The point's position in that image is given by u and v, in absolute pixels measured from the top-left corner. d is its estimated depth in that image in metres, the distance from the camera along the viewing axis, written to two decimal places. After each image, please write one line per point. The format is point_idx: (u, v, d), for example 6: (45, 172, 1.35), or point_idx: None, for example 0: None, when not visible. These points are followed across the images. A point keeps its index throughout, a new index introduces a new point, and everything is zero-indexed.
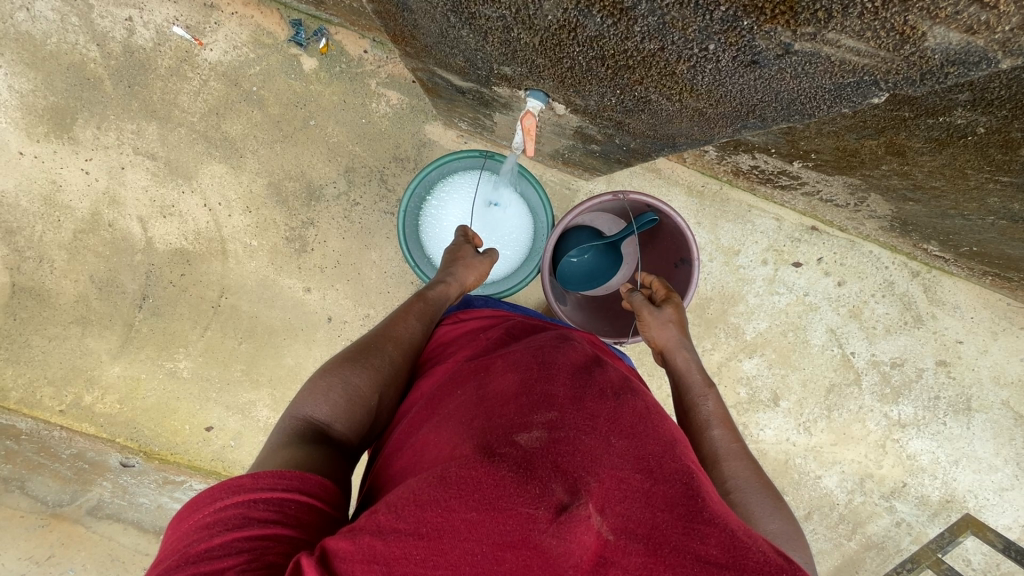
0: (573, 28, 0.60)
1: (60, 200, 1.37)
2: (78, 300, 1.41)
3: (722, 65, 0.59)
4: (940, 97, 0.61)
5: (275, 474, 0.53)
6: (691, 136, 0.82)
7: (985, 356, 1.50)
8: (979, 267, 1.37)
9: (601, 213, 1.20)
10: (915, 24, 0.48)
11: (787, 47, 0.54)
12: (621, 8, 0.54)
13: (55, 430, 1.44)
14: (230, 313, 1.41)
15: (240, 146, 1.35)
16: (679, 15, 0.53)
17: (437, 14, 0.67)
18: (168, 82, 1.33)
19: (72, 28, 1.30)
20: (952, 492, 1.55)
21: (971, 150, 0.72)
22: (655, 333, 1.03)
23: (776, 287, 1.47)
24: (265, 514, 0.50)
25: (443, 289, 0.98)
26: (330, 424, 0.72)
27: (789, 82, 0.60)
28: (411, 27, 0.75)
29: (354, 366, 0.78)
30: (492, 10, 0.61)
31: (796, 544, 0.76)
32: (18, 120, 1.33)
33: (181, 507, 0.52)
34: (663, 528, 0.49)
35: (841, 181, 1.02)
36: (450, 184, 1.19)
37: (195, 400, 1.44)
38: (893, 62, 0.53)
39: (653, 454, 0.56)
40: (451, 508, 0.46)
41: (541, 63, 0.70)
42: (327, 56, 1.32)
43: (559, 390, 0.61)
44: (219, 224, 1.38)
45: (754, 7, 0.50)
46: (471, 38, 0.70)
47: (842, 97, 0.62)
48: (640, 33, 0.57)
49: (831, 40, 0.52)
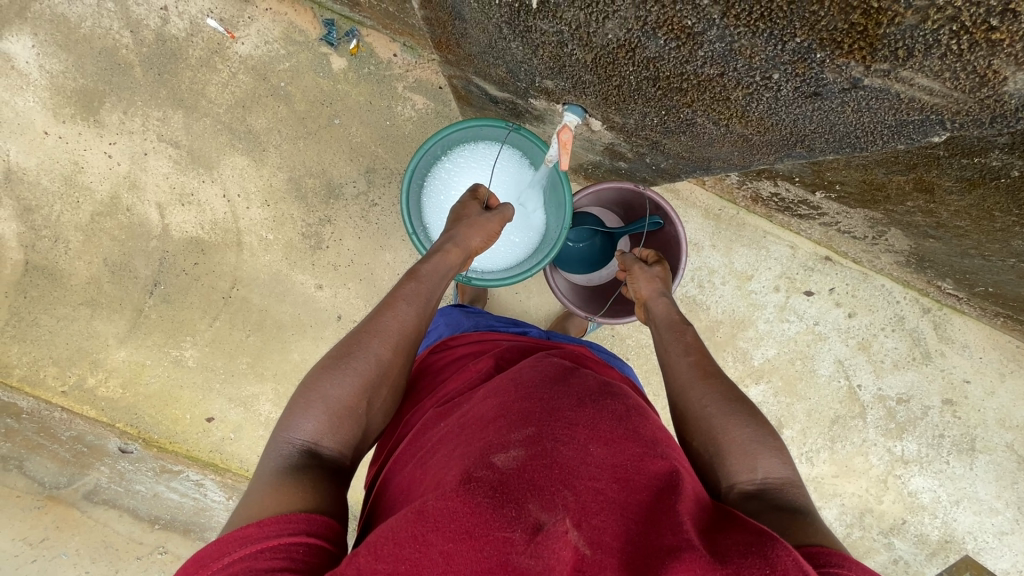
0: (632, 48, 0.61)
1: (81, 182, 1.37)
2: (90, 282, 1.40)
3: (782, 94, 0.60)
4: (978, 140, 0.60)
5: (281, 521, 0.54)
6: (728, 160, 0.83)
7: (992, 398, 1.49)
8: (991, 308, 1.37)
9: (612, 207, 1.24)
10: (998, 68, 0.49)
11: (855, 82, 0.55)
12: (689, 33, 0.55)
13: (55, 411, 1.43)
14: (240, 305, 1.41)
15: (264, 140, 1.36)
16: (749, 43, 0.54)
17: (490, 24, 0.68)
18: (198, 71, 1.34)
19: (108, 13, 1.31)
20: (950, 533, 1.53)
21: (1001, 193, 0.72)
22: (642, 284, 1.04)
23: (786, 315, 1.48)
24: (273, 561, 0.50)
25: (440, 259, 0.93)
26: (318, 442, 0.69)
27: (848, 115, 0.61)
28: (458, 35, 0.76)
29: (334, 375, 0.73)
30: (550, 24, 0.62)
31: (774, 445, 0.71)
32: (46, 100, 1.34)
33: (187, 563, 0.51)
34: (639, 536, 0.48)
35: (861, 214, 1.02)
36: (472, 153, 1.15)
37: (198, 389, 1.43)
38: (965, 104, 0.54)
39: (631, 459, 0.55)
40: (428, 542, 0.46)
41: (588, 80, 0.71)
42: (357, 57, 1.33)
43: (536, 404, 0.60)
44: (237, 216, 1.39)
45: (831, 42, 0.51)
46: (519, 51, 0.71)
47: (902, 134, 0.62)
48: (702, 57, 0.58)
49: (904, 78, 0.53)
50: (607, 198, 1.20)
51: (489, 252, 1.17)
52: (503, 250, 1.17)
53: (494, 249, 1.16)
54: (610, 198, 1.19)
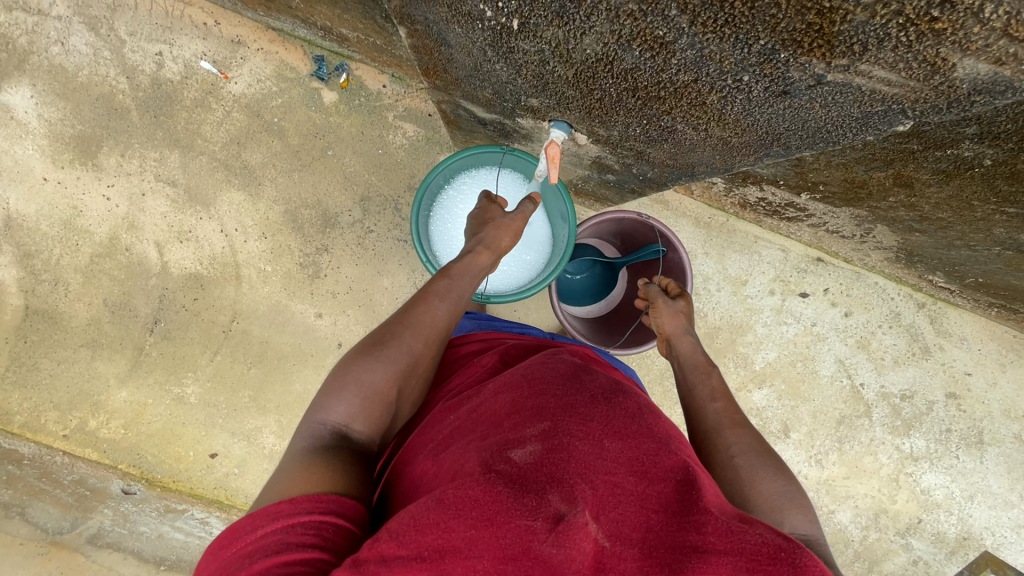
0: (610, 61, 0.64)
1: (80, 225, 1.39)
2: (90, 324, 1.41)
3: (754, 95, 0.63)
4: (948, 131, 0.63)
5: (311, 499, 0.55)
6: (712, 164, 0.85)
7: (995, 389, 1.50)
8: (984, 299, 1.39)
9: (608, 240, 1.27)
10: (946, 56, 0.50)
11: (819, 78, 0.57)
12: (662, 42, 0.58)
13: (57, 455, 1.42)
14: (241, 338, 1.42)
15: (260, 174, 1.39)
16: (718, 48, 0.56)
17: (475, 48, 0.71)
18: (193, 112, 1.37)
19: (104, 62, 1.35)
20: (968, 530, 1.52)
21: (977, 182, 0.74)
22: (665, 320, 1.04)
23: (784, 317, 1.49)
24: (304, 538, 0.51)
25: (472, 258, 0.94)
26: (349, 425, 0.70)
27: (817, 111, 0.63)
28: (445, 60, 0.79)
29: (366, 361, 0.75)
30: (531, 44, 0.65)
31: (800, 504, 0.73)
32: (45, 147, 1.37)
33: (222, 534, 0.53)
34: (658, 529, 0.49)
35: (847, 213, 1.05)
36: (477, 175, 1.17)
37: (201, 425, 1.43)
38: (921, 91, 0.56)
39: (647, 453, 0.56)
40: (450, 527, 0.47)
41: (571, 95, 0.74)
42: (347, 90, 1.37)
43: (550, 401, 0.61)
44: (235, 250, 1.40)
45: (791, 42, 0.53)
46: (504, 72, 0.74)
47: (869, 125, 0.64)
48: (675, 65, 0.61)
49: (863, 72, 0.55)
50: (603, 230, 1.23)
51: (501, 273, 1.17)
52: (514, 268, 1.18)
53: (507, 269, 1.17)
54: (610, 229, 1.22)
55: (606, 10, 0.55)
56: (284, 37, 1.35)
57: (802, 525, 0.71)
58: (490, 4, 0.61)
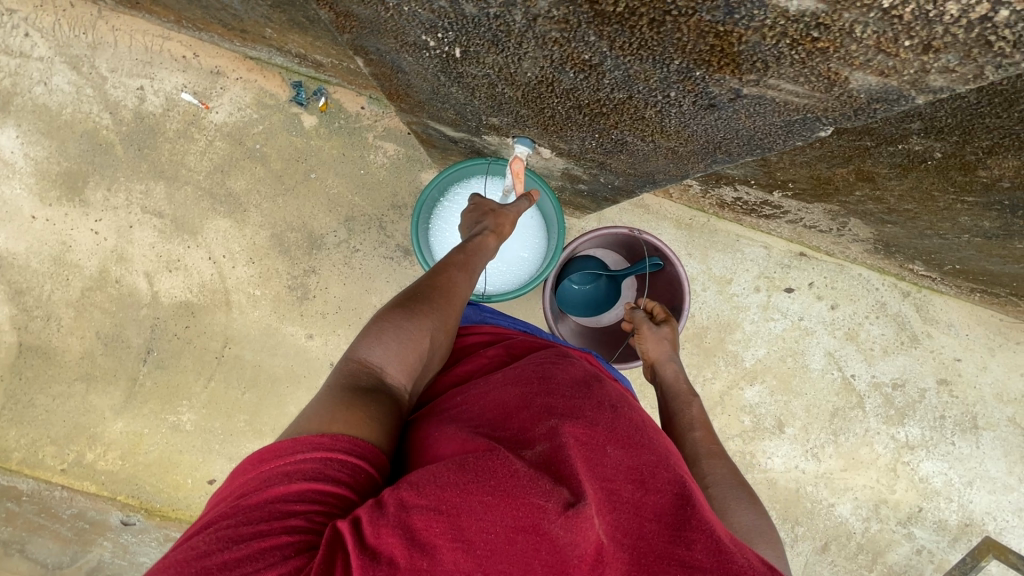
0: (550, 82, 0.67)
1: (70, 260, 1.41)
2: (83, 357, 1.42)
3: (685, 109, 0.65)
4: (896, 126, 0.67)
5: (352, 440, 0.54)
6: (669, 173, 0.87)
7: (985, 373, 1.51)
8: (967, 285, 1.40)
9: (612, 250, 1.27)
10: (838, 70, 0.52)
11: (737, 92, 0.59)
12: (590, 65, 0.61)
13: (56, 490, 1.43)
14: (233, 363, 1.43)
15: (244, 201, 1.41)
16: (641, 68, 0.59)
17: (429, 74, 0.74)
18: (176, 143, 1.40)
19: (87, 99, 1.38)
20: (969, 516, 1.52)
21: (933, 174, 0.77)
22: (650, 346, 1.07)
23: (771, 313, 1.50)
24: (338, 474, 0.50)
25: (483, 240, 0.93)
26: (386, 366, 0.70)
27: (744, 121, 0.65)
28: (404, 86, 0.81)
29: (403, 313, 0.75)
30: (477, 69, 0.68)
31: (770, 538, 0.76)
32: (32, 186, 1.39)
33: (261, 448, 0.51)
34: (650, 538, 0.50)
35: (820, 208, 1.07)
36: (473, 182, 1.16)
37: (197, 452, 1.43)
38: (828, 102, 0.57)
39: (647, 464, 0.56)
40: (468, 490, 0.46)
41: (525, 113, 0.77)
42: (326, 113, 1.40)
43: (559, 400, 0.60)
44: (224, 276, 1.42)
45: (702, 62, 0.55)
46: (460, 94, 0.77)
47: (793, 132, 0.65)
48: (608, 84, 0.64)
49: (773, 85, 0.57)
50: (608, 241, 1.23)
51: (494, 274, 1.17)
52: (513, 267, 1.18)
53: (505, 271, 1.17)
54: (612, 239, 1.22)
55: (533, 37, 0.58)
56: (262, 65, 1.38)
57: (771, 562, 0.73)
58: (432, 35, 0.64)
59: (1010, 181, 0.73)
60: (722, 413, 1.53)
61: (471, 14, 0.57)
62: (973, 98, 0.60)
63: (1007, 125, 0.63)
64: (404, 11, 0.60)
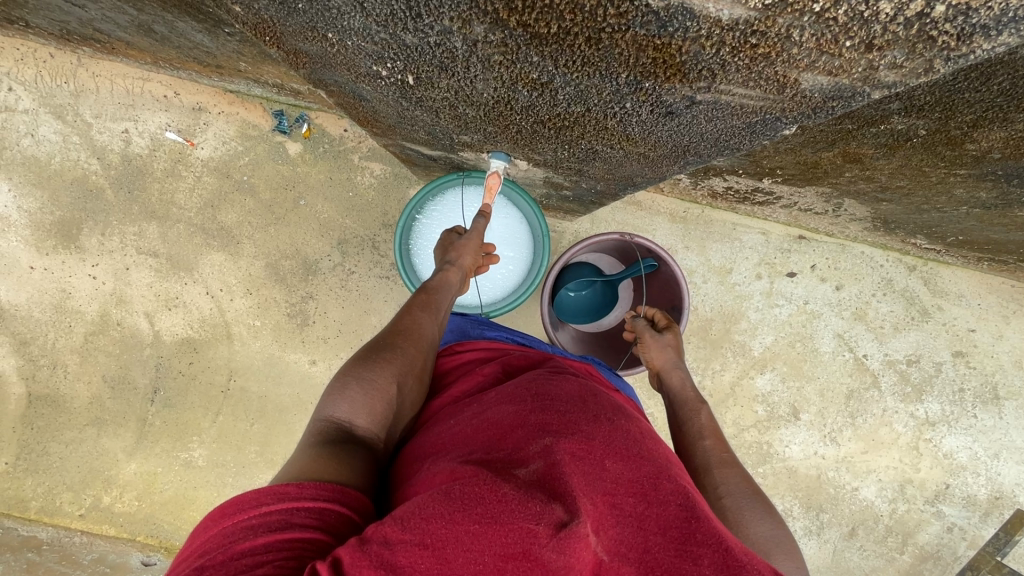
0: (508, 101, 0.66)
1: (71, 306, 1.42)
2: (92, 402, 1.43)
3: (644, 118, 0.64)
4: (875, 109, 0.67)
5: (318, 486, 0.52)
6: (647, 175, 0.85)
7: (1002, 341, 1.47)
8: (973, 254, 1.37)
9: (606, 254, 1.25)
10: (785, 73, 0.51)
11: (691, 99, 0.58)
12: (541, 83, 0.60)
13: (76, 535, 1.44)
14: (239, 396, 1.43)
15: (237, 233, 1.41)
16: (592, 83, 0.58)
17: (391, 101, 0.73)
18: (165, 182, 1.40)
19: (74, 146, 1.39)
20: (999, 489, 1.48)
21: (920, 150, 0.76)
22: (654, 355, 1.06)
23: (775, 300, 1.47)
24: (307, 521, 0.48)
25: (443, 275, 0.94)
26: (353, 420, 0.68)
27: (705, 125, 0.63)
28: (371, 113, 0.81)
29: (367, 364, 0.75)
30: (435, 93, 0.68)
31: (788, 550, 0.74)
32: (28, 237, 1.41)
33: (222, 503, 0.48)
34: (655, 553, 0.48)
35: (812, 191, 1.04)
36: (436, 201, 1.12)
37: (212, 487, 1.44)
38: (783, 103, 0.56)
39: (647, 476, 0.54)
40: (456, 519, 0.44)
41: (493, 130, 0.77)
42: (310, 139, 1.40)
43: (554, 416, 0.58)
44: (223, 310, 1.42)
45: (648, 73, 0.54)
46: (426, 116, 0.76)
47: (756, 133, 0.64)
48: (564, 99, 0.63)
49: (724, 91, 0.56)
50: (602, 247, 1.21)
51: (492, 287, 1.16)
52: (503, 277, 1.16)
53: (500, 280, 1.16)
54: (604, 244, 1.20)
55: (478, 61, 0.58)
56: (242, 97, 1.39)
57: (790, 574, 0.71)
58: (381, 65, 0.63)
59: (1001, 153, 0.73)
60: (734, 405, 1.51)
61: (413, 44, 0.57)
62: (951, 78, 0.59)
63: (988, 99, 0.63)
64: (348, 45, 0.60)
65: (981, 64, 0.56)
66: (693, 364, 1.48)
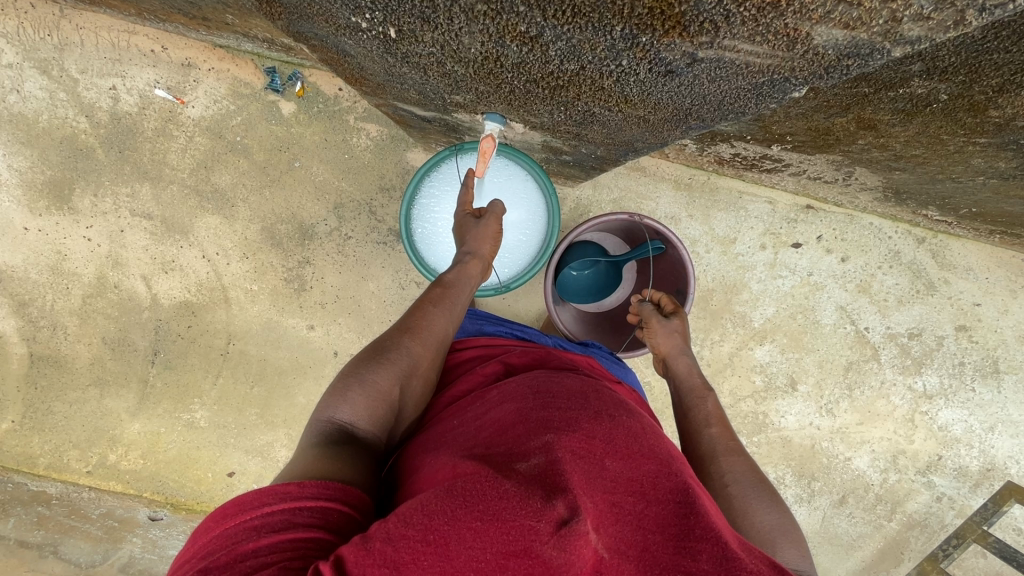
0: (496, 57, 0.62)
1: (67, 269, 1.41)
2: (93, 363, 1.45)
3: (643, 77, 0.60)
4: (895, 71, 0.63)
5: (320, 484, 0.51)
6: (649, 141, 0.81)
7: (1008, 316, 1.45)
8: (985, 227, 1.33)
9: (612, 234, 1.22)
10: (796, 26, 0.48)
11: (692, 56, 0.54)
12: (530, 37, 0.56)
13: (84, 490, 1.48)
14: (239, 359, 1.44)
15: (231, 196, 1.38)
16: (584, 37, 0.54)
17: (376, 56, 0.69)
18: (156, 142, 1.37)
19: (61, 103, 1.35)
20: (991, 461, 1.49)
21: (940, 117, 0.72)
22: (661, 340, 1.05)
23: (778, 271, 1.45)
24: (310, 521, 0.47)
25: (460, 269, 0.92)
26: (355, 423, 0.67)
27: (708, 86, 0.60)
28: (358, 69, 0.77)
29: (371, 363, 0.73)
30: (422, 48, 0.64)
31: (793, 538, 0.75)
32: (20, 197, 1.39)
33: (226, 503, 0.48)
34: (655, 551, 0.46)
35: (823, 159, 1.00)
36: (438, 172, 1.09)
37: (214, 447, 1.46)
38: (792, 60, 0.53)
39: (648, 475, 0.52)
40: (457, 517, 0.43)
41: (485, 90, 0.73)
42: (304, 98, 1.35)
43: (555, 413, 0.57)
44: (220, 273, 1.41)
45: (646, 25, 0.51)
46: (414, 73, 0.73)
47: (764, 95, 0.60)
48: (557, 56, 0.59)
49: (729, 47, 0.52)
50: (609, 226, 1.18)
51: (512, 258, 1.14)
52: (515, 250, 1.14)
53: (512, 253, 1.14)
54: (613, 224, 1.17)
55: (461, 11, 0.54)
56: (232, 53, 1.33)
57: (791, 562, 0.72)
58: (360, 16, 0.59)
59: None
60: (732, 375, 1.50)
61: None
62: (980, 34, 0.56)
63: (1017, 61, 0.59)
64: None
65: (1010, 20, 0.53)
66: (693, 334, 1.47)
